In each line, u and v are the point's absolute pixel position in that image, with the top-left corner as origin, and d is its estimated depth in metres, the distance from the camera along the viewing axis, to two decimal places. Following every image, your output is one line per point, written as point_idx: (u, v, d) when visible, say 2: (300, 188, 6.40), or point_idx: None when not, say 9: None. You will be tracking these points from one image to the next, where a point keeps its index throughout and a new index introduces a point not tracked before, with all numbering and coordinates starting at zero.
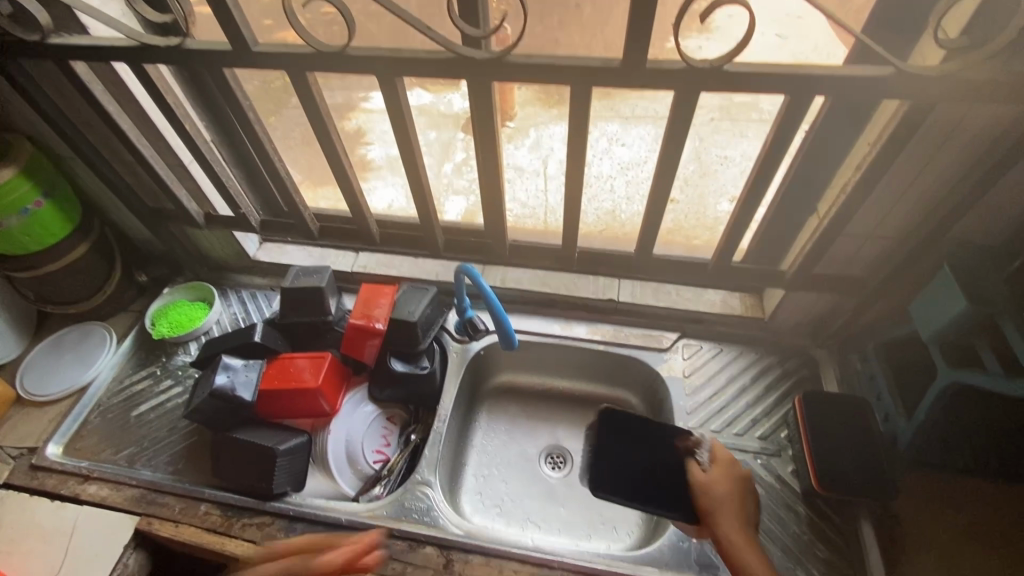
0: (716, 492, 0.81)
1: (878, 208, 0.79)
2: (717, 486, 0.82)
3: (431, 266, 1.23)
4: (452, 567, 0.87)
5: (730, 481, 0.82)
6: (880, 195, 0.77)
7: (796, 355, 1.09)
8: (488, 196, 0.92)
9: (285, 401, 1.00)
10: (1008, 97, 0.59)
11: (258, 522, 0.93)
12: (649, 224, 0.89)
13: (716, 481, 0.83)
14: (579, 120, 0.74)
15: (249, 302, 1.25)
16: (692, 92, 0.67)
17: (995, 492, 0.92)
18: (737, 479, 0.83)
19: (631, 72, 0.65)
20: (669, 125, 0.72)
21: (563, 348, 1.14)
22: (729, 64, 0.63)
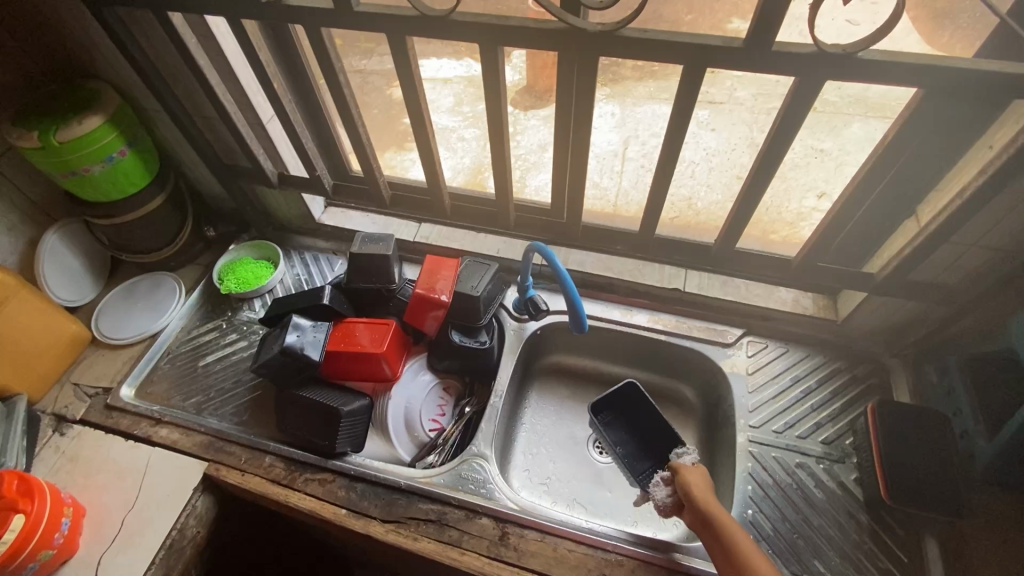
0: (697, 487, 0.83)
1: (992, 216, 0.74)
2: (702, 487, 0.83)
3: (493, 242, 1.22)
4: (507, 540, 0.88)
5: (702, 479, 0.85)
6: (1000, 203, 0.72)
7: (865, 362, 1.06)
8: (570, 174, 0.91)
9: (349, 363, 1.02)
10: None
11: (320, 478, 0.95)
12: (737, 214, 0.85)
13: (692, 479, 0.84)
14: (683, 102, 0.71)
15: (312, 264, 1.27)
16: (815, 77, 0.63)
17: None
18: (706, 477, 0.86)
19: (752, 53, 0.62)
20: (784, 108, 0.69)
21: (624, 335, 1.13)
22: (863, 51, 0.59)
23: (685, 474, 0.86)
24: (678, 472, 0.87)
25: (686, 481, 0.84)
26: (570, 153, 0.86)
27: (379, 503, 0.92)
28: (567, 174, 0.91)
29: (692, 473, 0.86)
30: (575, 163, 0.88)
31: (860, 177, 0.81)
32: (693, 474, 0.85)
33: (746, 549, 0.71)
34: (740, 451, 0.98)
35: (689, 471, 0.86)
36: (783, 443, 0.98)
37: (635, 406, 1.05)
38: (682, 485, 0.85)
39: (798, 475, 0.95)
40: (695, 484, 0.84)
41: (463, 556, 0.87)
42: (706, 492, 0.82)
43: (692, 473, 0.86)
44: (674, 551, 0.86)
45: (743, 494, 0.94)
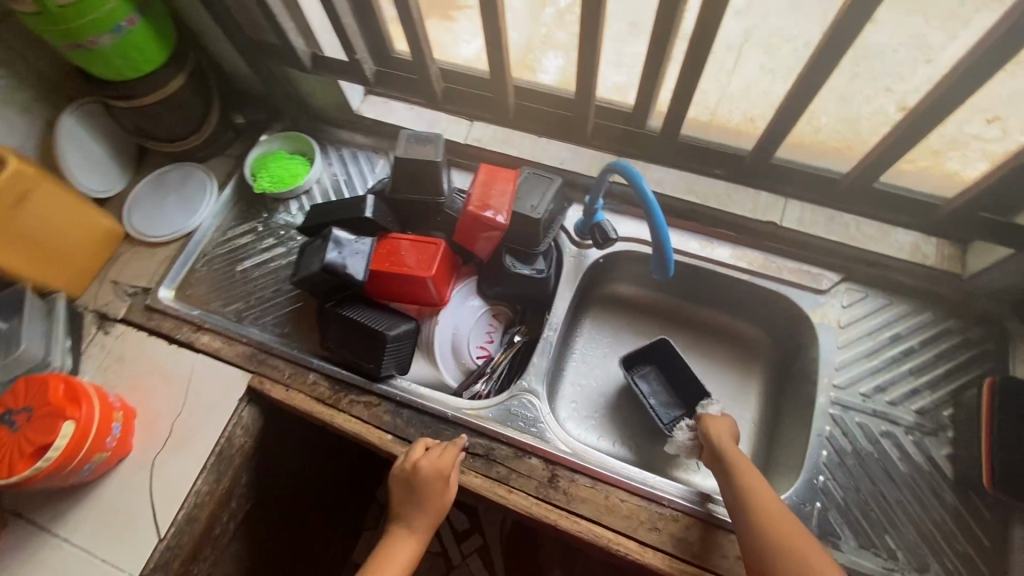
0: (722, 437, 0.81)
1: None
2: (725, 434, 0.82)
3: (557, 150, 1.05)
4: (557, 483, 0.84)
5: (728, 428, 0.83)
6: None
7: (980, 324, 0.90)
8: (690, 61, 0.76)
9: (394, 284, 0.94)
10: None
11: (364, 401, 0.92)
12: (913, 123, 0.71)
13: (717, 429, 0.83)
14: None
15: (350, 163, 1.13)
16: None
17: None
18: (731, 426, 0.84)
19: None
20: None
21: (700, 271, 1.00)
22: None
23: (708, 423, 0.84)
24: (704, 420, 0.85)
25: (712, 430, 0.83)
26: (703, 33, 0.71)
27: (425, 432, 0.89)
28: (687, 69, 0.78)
29: (717, 422, 0.84)
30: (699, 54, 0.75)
31: None
32: (718, 423, 0.84)
33: (760, 500, 0.71)
34: (819, 412, 0.88)
35: (714, 421, 0.84)
36: (870, 409, 0.88)
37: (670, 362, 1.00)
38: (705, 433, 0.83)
39: (881, 445, 0.85)
40: (720, 433, 0.82)
41: (511, 495, 0.84)
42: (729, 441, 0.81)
43: (716, 421, 0.84)
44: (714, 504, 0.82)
45: (816, 460, 0.86)
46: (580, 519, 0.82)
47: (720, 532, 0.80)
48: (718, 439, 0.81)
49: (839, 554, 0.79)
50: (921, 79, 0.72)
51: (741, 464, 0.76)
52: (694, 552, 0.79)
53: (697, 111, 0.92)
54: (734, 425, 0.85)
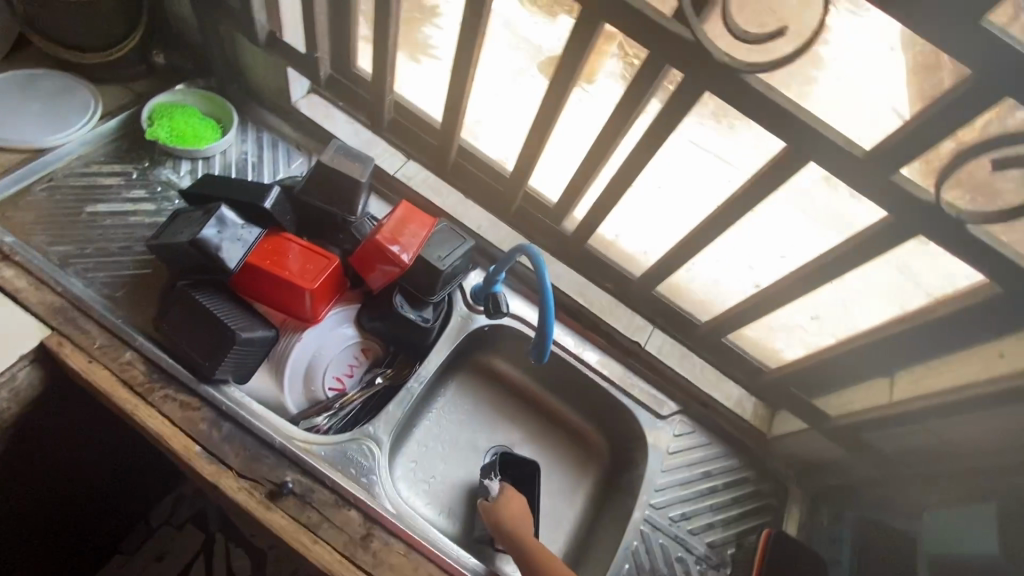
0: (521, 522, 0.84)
1: (978, 425, 0.74)
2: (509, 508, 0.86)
3: (477, 217, 1.09)
4: (369, 543, 0.79)
5: (522, 513, 0.86)
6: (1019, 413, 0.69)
7: (772, 480, 1.05)
8: (610, 185, 0.87)
9: (268, 286, 0.87)
10: None
11: (181, 400, 0.81)
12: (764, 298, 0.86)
13: (514, 518, 0.84)
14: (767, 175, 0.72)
15: (267, 148, 1.08)
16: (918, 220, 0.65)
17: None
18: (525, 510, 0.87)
19: (866, 172, 0.65)
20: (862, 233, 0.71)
21: (568, 367, 1.07)
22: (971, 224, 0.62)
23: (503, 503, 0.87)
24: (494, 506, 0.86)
25: (507, 514, 0.85)
26: (630, 165, 0.83)
27: (241, 454, 0.80)
28: (611, 185, 0.89)
29: (514, 504, 0.87)
30: (626, 172, 0.85)
31: (871, 330, 0.82)
32: (513, 510, 0.86)
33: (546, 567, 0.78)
34: (631, 526, 0.95)
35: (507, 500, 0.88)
36: (672, 533, 0.96)
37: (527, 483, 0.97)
38: (500, 524, 0.84)
39: (674, 569, 0.93)
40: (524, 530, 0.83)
41: (316, 545, 0.76)
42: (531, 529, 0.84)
43: (509, 504, 0.87)
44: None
45: (617, 571, 0.91)
46: None
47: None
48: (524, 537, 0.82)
49: None
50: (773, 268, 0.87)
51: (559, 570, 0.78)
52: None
53: (605, 227, 1.02)
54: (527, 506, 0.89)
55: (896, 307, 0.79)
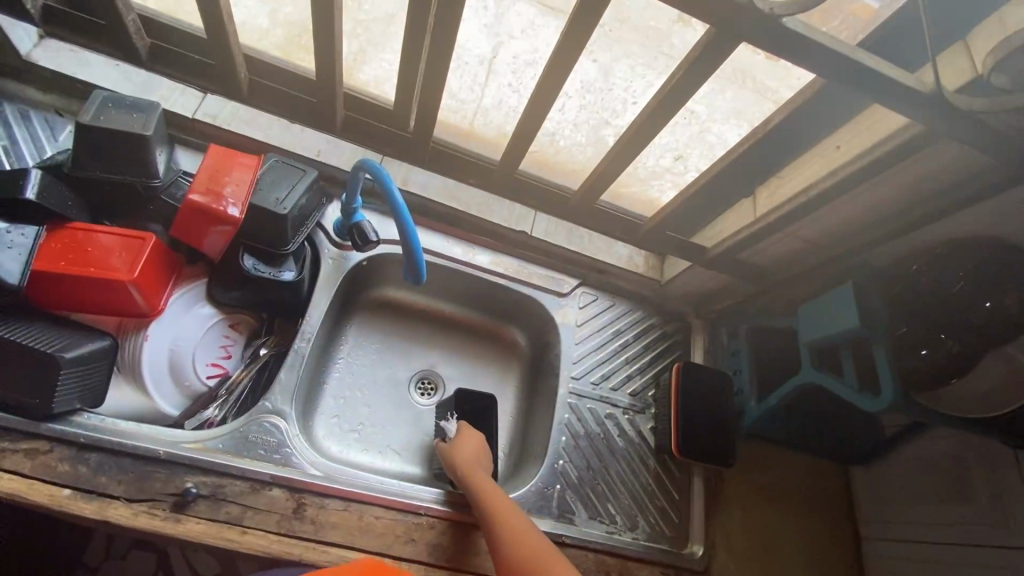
0: (475, 460, 0.84)
1: (825, 217, 0.80)
2: (461, 447, 0.85)
3: (311, 140, 0.96)
4: (302, 512, 0.75)
5: (477, 452, 0.85)
6: (854, 197, 0.74)
7: (675, 319, 1.12)
8: (437, 67, 0.78)
9: (77, 291, 0.72)
10: (975, 141, 0.60)
11: (26, 449, 0.69)
12: (626, 149, 0.84)
13: (464, 459, 0.83)
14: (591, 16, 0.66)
15: (16, 125, 0.84)
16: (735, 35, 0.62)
17: (808, 461, 1.05)
18: (481, 449, 0.86)
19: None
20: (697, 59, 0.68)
21: (460, 275, 1.03)
22: (789, 18, 0.58)
23: (456, 443, 0.86)
24: (450, 453, 0.86)
25: (458, 452, 0.84)
26: (451, 41, 0.73)
27: (124, 479, 0.71)
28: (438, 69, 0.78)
29: (468, 443, 0.86)
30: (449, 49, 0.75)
31: (727, 155, 0.82)
32: (466, 450, 0.85)
33: (489, 497, 0.77)
34: (560, 402, 0.99)
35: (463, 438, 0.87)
36: (598, 395, 1.02)
37: (484, 418, 0.93)
38: (453, 467, 0.84)
39: (606, 425, 1.00)
40: (474, 468, 0.82)
41: (245, 535, 0.72)
42: (482, 464, 0.83)
43: (464, 443, 0.86)
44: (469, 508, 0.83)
45: (556, 446, 0.95)
46: (329, 547, 0.75)
47: (471, 531, 0.82)
48: (471, 475, 0.81)
49: (574, 528, 0.89)
50: (629, 116, 0.84)
51: (503, 506, 0.76)
52: (453, 557, 0.79)
53: (454, 118, 0.93)
54: (485, 446, 0.88)
55: (745, 125, 0.78)
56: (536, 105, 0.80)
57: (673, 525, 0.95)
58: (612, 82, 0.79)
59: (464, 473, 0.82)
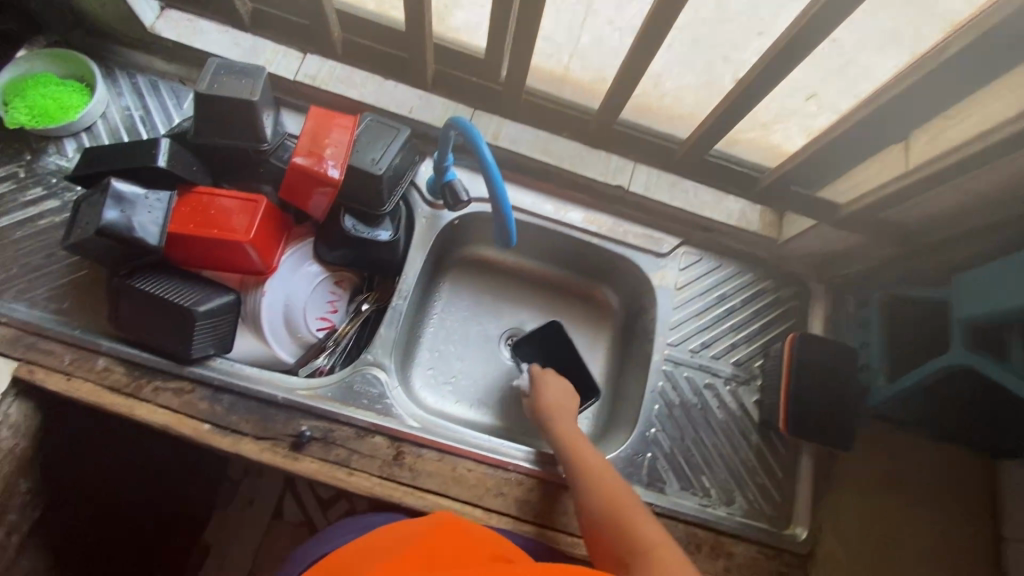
0: (562, 407, 0.85)
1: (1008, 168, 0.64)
2: (548, 393, 0.87)
3: (404, 96, 0.96)
4: (401, 460, 0.80)
5: (564, 399, 0.86)
6: None
7: (792, 284, 1.00)
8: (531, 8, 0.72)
9: (205, 250, 0.79)
10: None
11: (174, 388, 0.79)
12: (747, 91, 0.73)
13: (551, 405, 0.85)
14: None
15: (148, 95, 0.92)
16: None
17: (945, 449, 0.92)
18: (567, 394, 0.87)
19: None
20: None
21: (554, 234, 0.99)
22: None
23: (542, 389, 0.88)
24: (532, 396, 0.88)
25: (544, 398, 0.86)
26: None
27: (251, 418, 0.79)
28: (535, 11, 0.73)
29: (554, 389, 0.88)
30: None
31: (878, 92, 0.68)
32: (552, 396, 0.87)
33: (576, 446, 0.79)
34: (654, 368, 0.95)
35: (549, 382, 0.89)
36: (697, 363, 0.95)
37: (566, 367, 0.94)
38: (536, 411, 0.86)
39: (704, 395, 0.94)
40: (557, 411, 0.84)
41: (352, 476, 0.78)
42: (569, 412, 0.85)
43: (549, 390, 0.87)
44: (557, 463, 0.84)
45: (649, 413, 0.92)
46: (425, 493, 0.79)
47: (559, 489, 0.82)
48: (554, 419, 0.83)
49: (664, 497, 0.87)
50: (753, 50, 0.73)
51: (585, 450, 0.78)
52: (537, 512, 0.81)
53: (549, 64, 0.87)
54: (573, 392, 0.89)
55: (907, 54, 0.65)
56: (641, 45, 0.72)
57: (775, 504, 0.89)
58: (734, 10, 0.68)
59: (547, 416, 0.84)
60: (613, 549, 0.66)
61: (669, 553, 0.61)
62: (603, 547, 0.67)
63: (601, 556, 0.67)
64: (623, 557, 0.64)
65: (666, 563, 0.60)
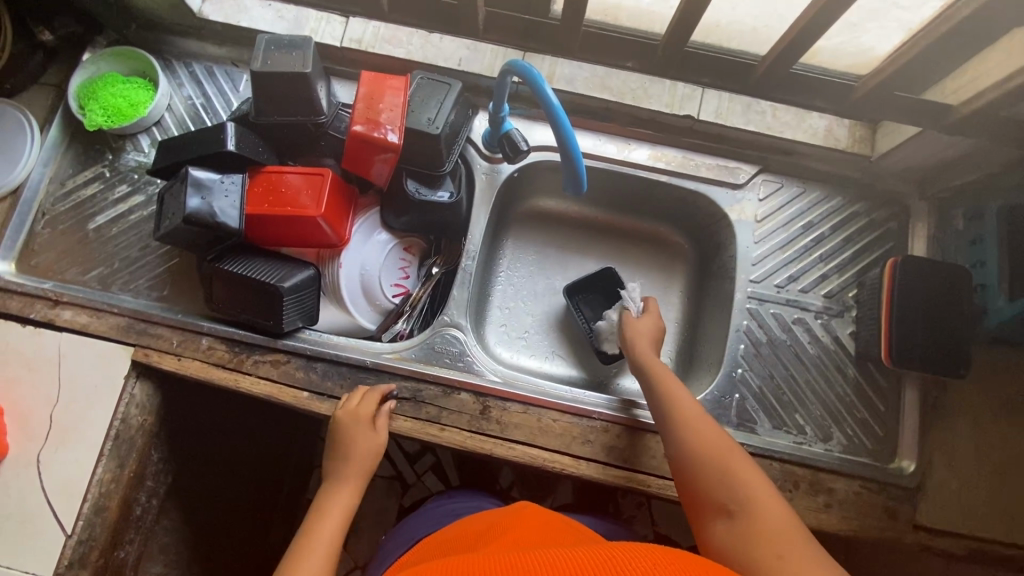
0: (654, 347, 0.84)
1: None
2: (644, 328, 0.87)
3: (451, 48, 0.92)
4: (489, 413, 0.82)
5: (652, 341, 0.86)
6: None
7: (888, 203, 0.92)
8: None
9: (281, 228, 0.82)
10: None
11: (271, 360, 0.84)
12: None
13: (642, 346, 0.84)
14: None
15: (207, 82, 0.94)
16: None
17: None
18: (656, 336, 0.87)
19: None
20: None
21: (620, 177, 0.94)
22: None
23: (639, 325, 0.87)
24: (628, 343, 0.85)
25: (637, 337, 0.85)
26: None
27: (344, 383, 0.83)
28: None
29: (649, 325, 0.87)
30: None
31: None
32: (642, 335, 0.86)
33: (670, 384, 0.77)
34: (736, 307, 0.90)
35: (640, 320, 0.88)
36: (783, 299, 0.90)
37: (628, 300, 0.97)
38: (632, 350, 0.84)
39: (793, 331, 0.89)
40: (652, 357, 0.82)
41: (444, 432, 0.81)
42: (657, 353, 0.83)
43: (645, 326, 0.87)
44: (636, 408, 0.85)
45: (734, 353, 0.89)
46: (515, 444, 0.81)
47: (647, 434, 0.82)
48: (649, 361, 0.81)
49: (756, 437, 0.84)
50: None
51: (680, 394, 0.75)
52: (627, 457, 0.81)
53: None
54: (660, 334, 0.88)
55: None
56: None
57: (877, 438, 0.85)
58: None
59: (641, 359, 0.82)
60: (711, 495, 0.65)
61: (777, 510, 0.62)
62: (697, 494, 0.67)
63: (694, 501, 0.67)
64: (725, 505, 0.64)
65: (773, 521, 0.60)
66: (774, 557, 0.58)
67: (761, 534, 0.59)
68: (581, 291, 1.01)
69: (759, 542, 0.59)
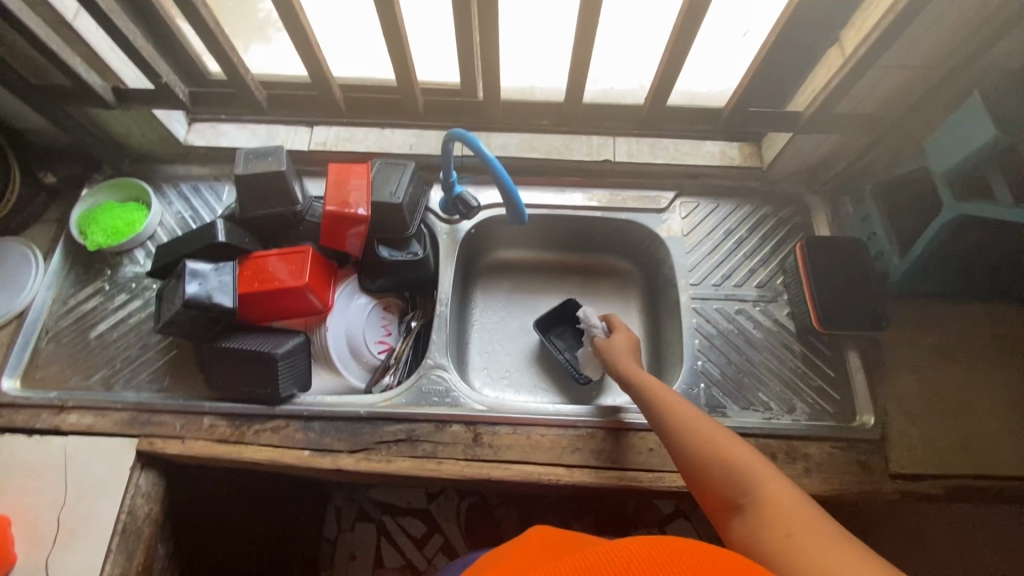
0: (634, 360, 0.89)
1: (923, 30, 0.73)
2: (620, 345, 0.93)
3: (402, 138, 1.10)
4: (481, 440, 0.88)
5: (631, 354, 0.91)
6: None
7: (789, 203, 1.08)
8: (486, 29, 0.83)
9: (271, 302, 0.92)
10: None
11: (271, 426, 0.89)
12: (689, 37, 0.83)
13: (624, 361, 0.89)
14: None
15: (193, 197, 1.08)
16: None
17: (982, 311, 0.97)
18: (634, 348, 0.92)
19: None
20: None
21: (561, 219, 1.09)
22: None
23: (614, 343, 0.93)
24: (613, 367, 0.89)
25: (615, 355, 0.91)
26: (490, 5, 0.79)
27: (343, 436, 0.89)
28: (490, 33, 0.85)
29: (622, 342, 0.93)
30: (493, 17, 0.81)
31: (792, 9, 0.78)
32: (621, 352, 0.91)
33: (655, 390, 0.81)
34: (685, 310, 1.02)
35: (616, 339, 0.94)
36: (723, 295, 1.02)
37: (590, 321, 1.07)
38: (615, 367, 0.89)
39: (737, 320, 1.00)
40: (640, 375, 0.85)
41: (442, 465, 0.86)
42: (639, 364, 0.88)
43: (619, 342, 0.93)
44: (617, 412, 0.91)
45: (692, 348, 0.99)
46: (510, 464, 0.87)
47: (627, 433, 0.89)
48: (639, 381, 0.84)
49: (729, 419, 0.92)
50: None
51: (674, 405, 0.78)
52: (615, 457, 0.87)
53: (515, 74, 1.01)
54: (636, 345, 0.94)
55: None
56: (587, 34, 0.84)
57: (836, 402, 0.94)
58: None
59: (628, 377, 0.85)
60: (725, 494, 0.67)
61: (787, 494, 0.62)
62: (710, 493, 0.68)
63: (712, 503, 0.68)
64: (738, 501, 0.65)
65: (787, 508, 0.60)
66: (786, 536, 0.57)
67: (771, 520, 0.59)
68: (550, 326, 1.11)
69: (771, 528, 0.59)
